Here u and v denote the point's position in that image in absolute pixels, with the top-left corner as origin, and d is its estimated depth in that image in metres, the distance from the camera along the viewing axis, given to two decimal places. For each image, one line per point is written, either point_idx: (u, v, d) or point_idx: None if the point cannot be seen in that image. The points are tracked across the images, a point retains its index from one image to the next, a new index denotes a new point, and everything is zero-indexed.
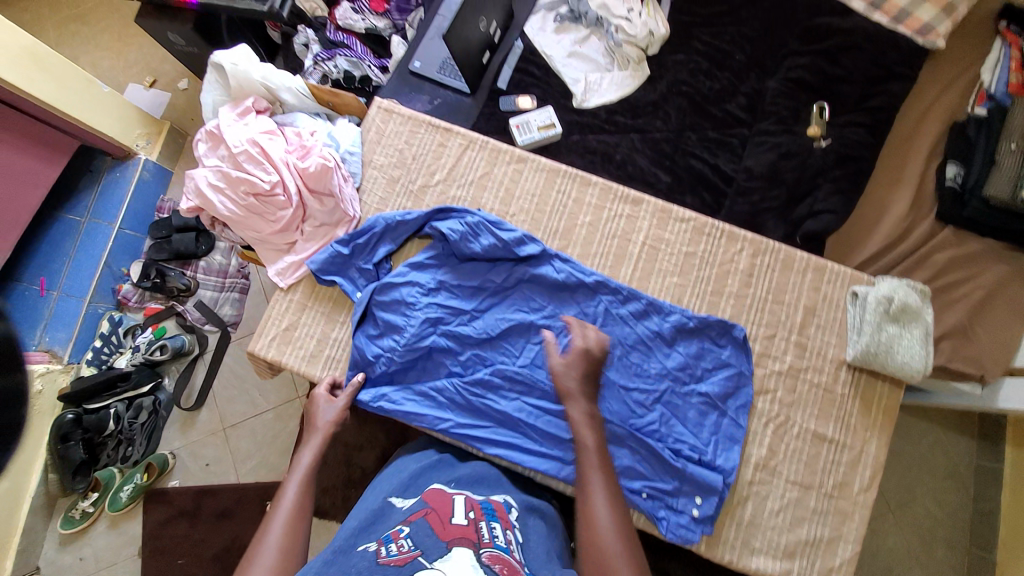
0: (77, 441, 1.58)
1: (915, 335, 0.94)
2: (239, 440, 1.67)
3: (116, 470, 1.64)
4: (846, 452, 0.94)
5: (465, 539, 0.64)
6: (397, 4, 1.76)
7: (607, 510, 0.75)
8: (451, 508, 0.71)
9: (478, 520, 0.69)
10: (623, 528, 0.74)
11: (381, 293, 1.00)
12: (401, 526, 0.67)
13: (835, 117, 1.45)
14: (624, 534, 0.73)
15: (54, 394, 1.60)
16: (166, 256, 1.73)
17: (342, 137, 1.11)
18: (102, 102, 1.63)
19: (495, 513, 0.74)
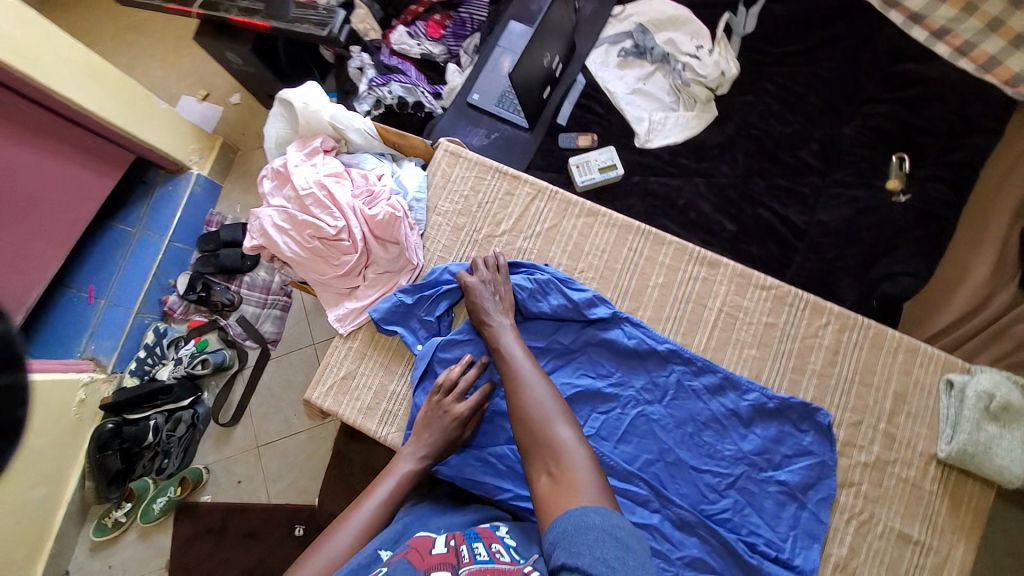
0: (113, 452, 1.52)
1: (1017, 435, 0.86)
2: (270, 460, 1.59)
3: (150, 480, 1.57)
4: (936, 559, 0.87)
5: (444, 564, 0.64)
6: (453, 30, 1.70)
7: (533, 397, 0.82)
8: (430, 543, 0.70)
9: (459, 546, 0.69)
10: (546, 396, 0.82)
11: (443, 349, 0.99)
12: (380, 569, 0.65)
13: (916, 170, 1.36)
14: (548, 402, 0.81)
15: (96, 403, 1.55)
16: (212, 269, 1.68)
17: (409, 183, 1.10)
18: (157, 116, 1.57)
19: (476, 535, 0.72)
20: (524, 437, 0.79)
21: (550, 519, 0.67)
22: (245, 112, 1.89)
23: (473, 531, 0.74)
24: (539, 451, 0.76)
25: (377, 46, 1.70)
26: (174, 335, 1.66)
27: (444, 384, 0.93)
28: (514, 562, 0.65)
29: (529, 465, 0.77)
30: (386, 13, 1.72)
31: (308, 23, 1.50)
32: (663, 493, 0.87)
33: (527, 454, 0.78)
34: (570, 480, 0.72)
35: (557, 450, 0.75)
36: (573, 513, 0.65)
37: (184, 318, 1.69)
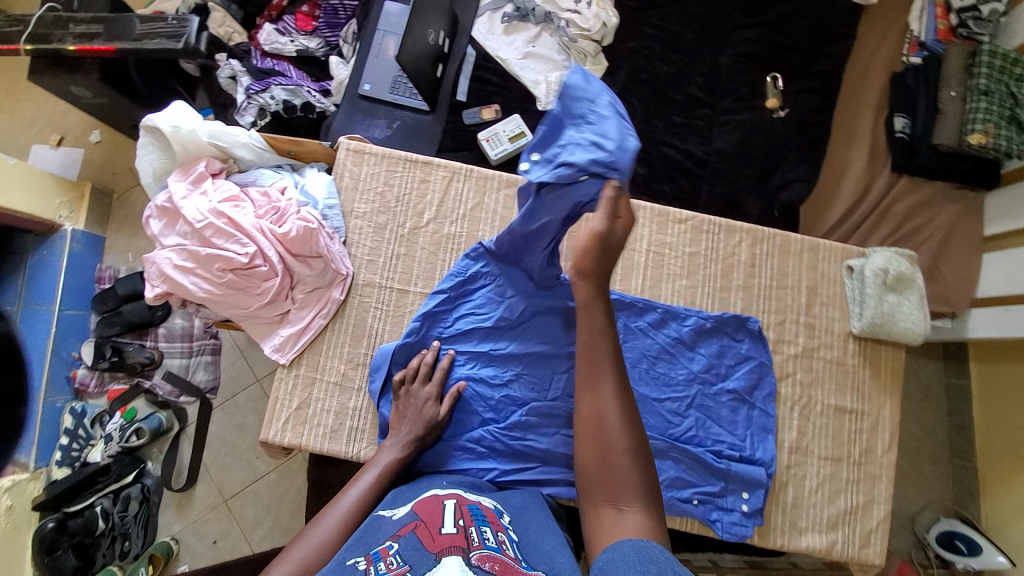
0: (64, 551, 1.36)
1: (911, 300, 1.01)
2: (244, 509, 1.50)
3: (115, 570, 1.41)
4: (865, 419, 1.01)
5: (454, 547, 0.64)
6: (325, 19, 1.59)
7: (614, 419, 0.71)
8: (440, 516, 0.71)
9: (467, 527, 0.69)
10: (627, 414, 0.72)
11: (399, 355, 0.97)
12: (390, 542, 0.67)
13: (789, 86, 1.49)
14: (626, 419, 0.71)
15: (28, 505, 1.38)
16: (118, 329, 1.51)
17: (316, 191, 1.04)
18: (9, 171, 1.37)
19: (484, 517, 0.74)
20: (591, 457, 0.71)
21: (604, 547, 0.64)
22: (110, 148, 1.66)
23: (481, 509, 0.76)
24: (603, 476, 0.69)
25: (245, 50, 1.56)
26: (95, 412, 1.50)
27: (407, 375, 0.93)
28: (518, 560, 0.66)
29: (585, 487, 0.71)
30: (246, 11, 1.62)
31: (160, 37, 1.33)
32: None
33: (582, 465, 0.71)
34: (631, 521, 0.66)
35: (624, 486, 0.68)
36: (631, 543, 0.61)
37: (101, 391, 1.52)
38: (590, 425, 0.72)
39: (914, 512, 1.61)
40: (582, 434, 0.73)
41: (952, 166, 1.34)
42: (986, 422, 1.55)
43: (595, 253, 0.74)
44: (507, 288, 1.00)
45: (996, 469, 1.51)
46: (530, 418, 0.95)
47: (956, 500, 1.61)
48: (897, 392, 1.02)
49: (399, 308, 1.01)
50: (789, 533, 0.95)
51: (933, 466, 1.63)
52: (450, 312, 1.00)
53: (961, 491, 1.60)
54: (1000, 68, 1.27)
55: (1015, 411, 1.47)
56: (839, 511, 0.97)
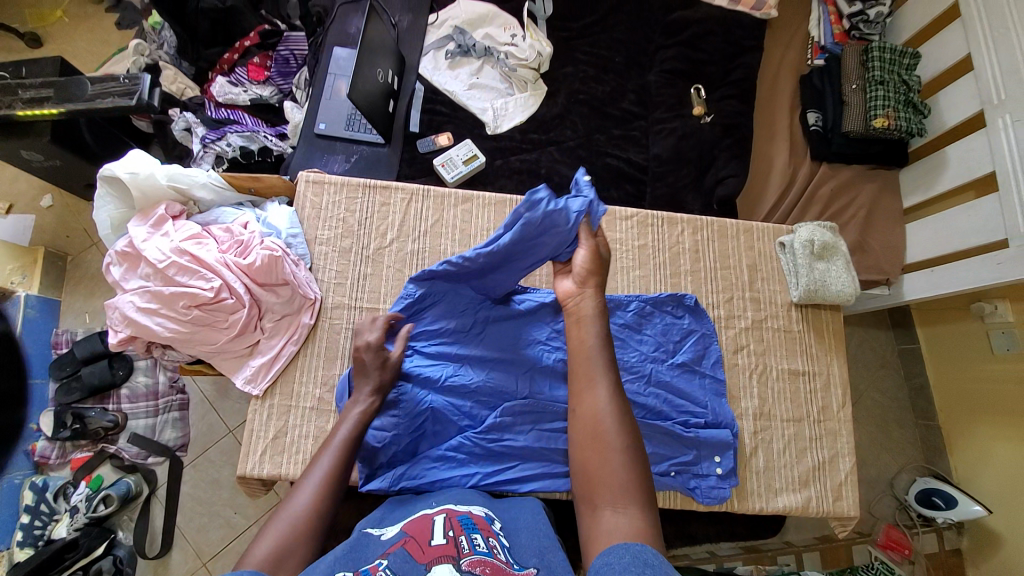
0: None
1: (838, 264, 1.11)
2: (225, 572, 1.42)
3: None
4: (818, 379, 1.09)
5: (445, 556, 0.64)
6: (277, 68, 1.68)
7: (610, 419, 0.73)
8: (429, 531, 0.71)
9: (458, 536, 0.69)
10: (622, 412, 0.74)
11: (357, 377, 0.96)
12: (379, 558, 0.64)
13: (711, 94, 1.65)
14: (621, 416, 0.73)
15: None
16: (79, 395, 1.45)
17: (278, 222, 1.07)
18: None
19: (474, 526, 0.74)
20: (589, 456, 0.72)
21: (600, 549, 0.63)
22: (64, 211, 1.65)
23: (470, 519, 0.75)
24: (600, 476, 0.69)
25: (199, 103, 1.62)
26: (59, 485, 1.41)
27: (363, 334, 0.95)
28: (510, 563, 0.66)
29: (584, 488, 0.71)
30: (199, 69, 1.69)
31: (111, 96, 1.36)
32: None
33: (580, 467, 0.72)
34: (627, 521, 0.65)
35: (620, 486, 0.68)
36: (627, 546, 0.61)
37: (63, 461, 1.45)
38: (588, 423, 0.74)
39: (891, 476, 1.69)
40: (579, 439, 0.74)
41: (862, 151, 1.51)
42: (940, 379, 1.67)
43: (595, 270, 0.88)
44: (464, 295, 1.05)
45: (957, 421, 1.62)
46: (506, 418, 0.97)
47: (926, 458, 1.70)
48: (842, 351, 1.12)
49: None
50: (766, 496, 1.00)
51: (899, 429, 1.73)
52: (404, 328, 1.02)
53: (929, 448, 1.69)
54: (890, 60, 1.45)
55: (963, 364, 1.59)
56: (808, 468, 1.03)
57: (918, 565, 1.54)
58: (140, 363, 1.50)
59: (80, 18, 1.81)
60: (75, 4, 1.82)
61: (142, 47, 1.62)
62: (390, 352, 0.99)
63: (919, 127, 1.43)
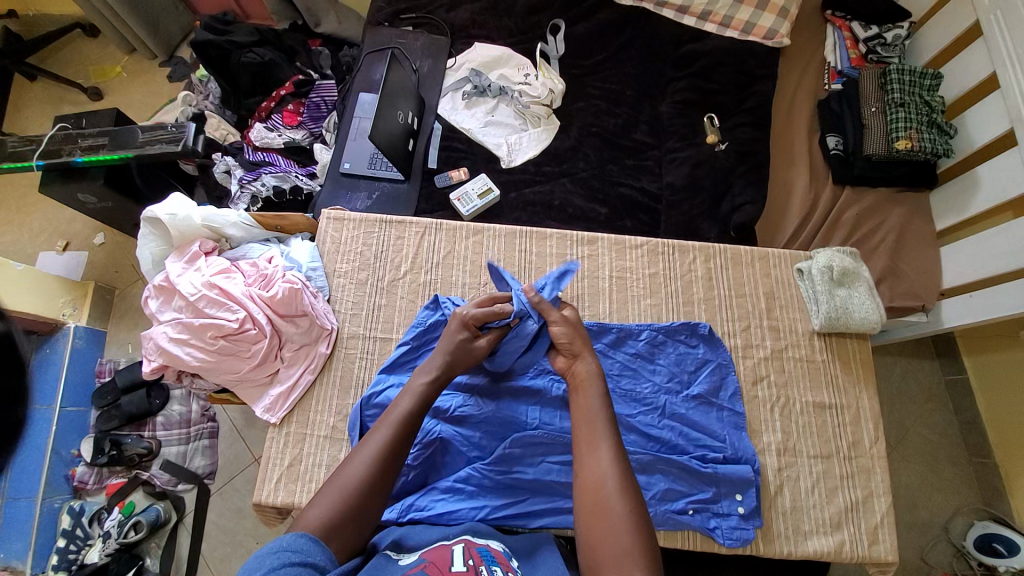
0: None
1: (861, 291, 1.08)
2: None
3: None
4: (846, 412, 1.03)
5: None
6: (309, 113, 1.80)
7: (613, 484, 0.74)
8: (449, 557, 0.71)
9: (477, 565, 0.69)
10: (626, 477, 0.75)
11: (368, 407, 0.99)
12: None
13: (725, 122, 1.66)
14: (625, 481, 0.75)
15: None
16: (117, 422, 1.53)
17: (301, 256, 1.13)
18: (17, 278, 1.47)
19: (493, 558, 0.73)
20: (594, 524, 0.72)
21: None
22: (114, 248, 1.79)
23: (489, 550, 0.74)
24: (604, 543, 0.70)
25: (239, 147, 1.78)
26: (94, 509, 1.48)
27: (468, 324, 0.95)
28: None
29: (588, 557, 0.71)
30: (240, 116, 1.85)
31: (159, 142, 1.51)
32: None
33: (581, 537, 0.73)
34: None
35: (626, 552, 0.68)
36: None
37: (99, 486, 1.51)
38: (590, 491, 0.75)
39: (945, 519, 1.54)
40: (580, 507, 0.75)
41: (886, 173, 1.47)
42: (994, 413, 1.54)
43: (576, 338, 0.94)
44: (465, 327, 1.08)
45: (1016, 459, 1.48)
46: (515, 450, 0.96)
47: (985, 501, 1.55)
48: (871, 382, 1.06)
49: (384, 355, 1.06)
50: (794, 539, 0.94)
51: (952, 468, 1.59)
52: (417, 359, 1.04)
53: (987, 489, 1.54)
54: (911, 81, 1.44)
55: (1017, 396, 1.47)
56: (841, 510, 0.96)
57: None
58: (175, 391, 1.59)
59: (139, 75, 2.02)
60: (133, 63, 2.04)
61: (190, 98, 1.84)
62: (401, 380, 1.01)
63: (945, 148, 1.39)
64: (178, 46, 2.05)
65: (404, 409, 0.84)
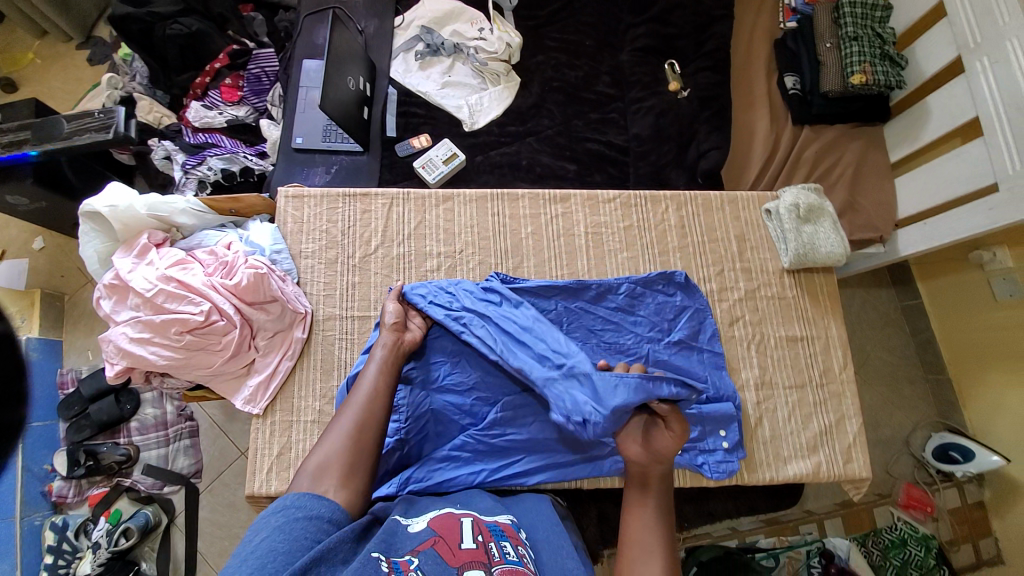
0: None
1: (826, 226, 1.10)
2: None
3: None
4: (817, 343, 1.08)
5: (476, 562, 0.65)
6: (250, 87, 1.69)
7: None
8: (458, 533, 0.71)
9: (486, 542, 0.70)
10: None
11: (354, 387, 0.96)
12: (411, 555, 0.65)
13: (686, 68, 1.64)
14: None
15: None
16: (89, 432, 1.46)
17: (261, 239, 1.06)
18: None
19: (502, 533, 0.74)
20: None
21: None
22: (56, 252, 1.66)
23: (498, 526, 0.75)
24: None
25: (176, 130, 1.64)
26: (78, 522, 1.42)
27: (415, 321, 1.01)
28: None
29: None
30: (173, 95, 1.71)
31: (89, 132, 1.39)
32: None
33: None
34: None
35: None
36: None
37: (80, 499, 1.46)
38: None
39: (907, 434, 1.68)
40: None
41: (844, 109, 1.49)
42: (945, 332, 1.67)
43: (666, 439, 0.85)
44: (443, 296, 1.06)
45: (967, 372, 1.61)
46: (507, 414, 0.98)
47: (940, 413, 1.69)
48: (839, 312, 1.11)
49: (364, 334, 1.03)
50: (775, 465, 1.00)
51: (911, 386, 1.72)
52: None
53: (943, 403, 1.68)
54: (863, 15, 1.45)
55: (968, 314, 1.58)
56: (816, 434, 1.03)
57: (941, 522, 1.54)
58: (146, 395, 1.51)
59: (53, 59, 1.82)
60: (46, 46, 1.82)
61: (115, 81, 1.69)
62: None
63: (898, 79, 1.41)
64: (93, 24, 1.84)
65: (380, 352, 0.89)
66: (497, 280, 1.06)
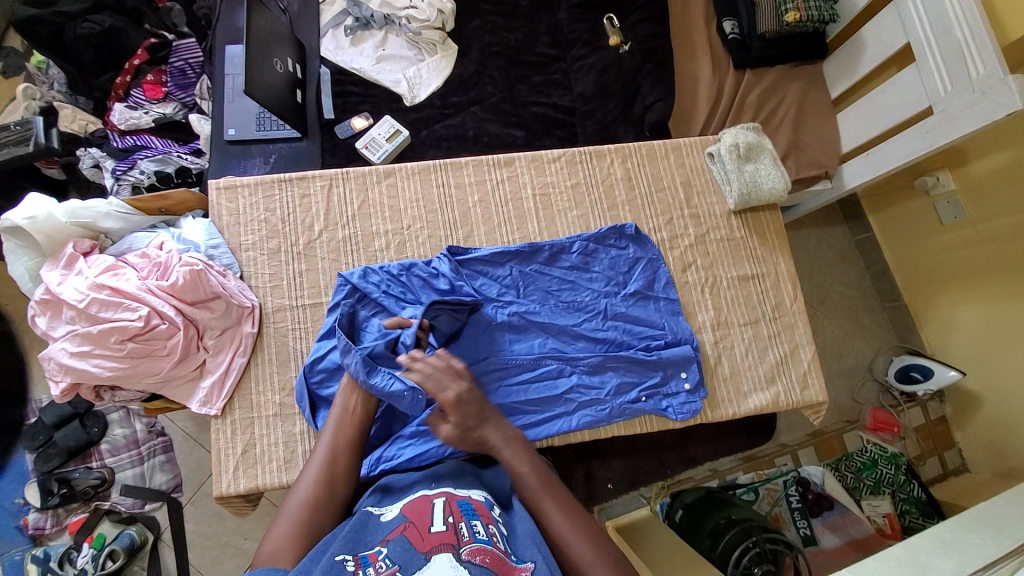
0: None
1: (766, 163, 1.12)
2: None
3: None
4: (767, 279, 1.11)
5: (444, 545, 0.64)
6: (174, 81, 1.58)
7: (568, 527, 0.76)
8: (429, 515, 0.70)
9: (457, 522, 0.69)
10: (576, 517, 0.77)
11: (314, 376, 0.94)
12: (379, 547, 0.65)
13: (625, 21, 1.60)
14: (575, 519, 0.76)
15: None
16: (60, 460, 1.40)
17: (194, 236, 1.01)
18: None
19: (474, 510, 0.73)
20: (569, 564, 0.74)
21: None
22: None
23: (470, 504, 0.74)
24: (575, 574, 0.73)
25: (103, 135, 1.55)
26: (62, 552, 1.36)
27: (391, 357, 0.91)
28: (507, 553, 0.68)
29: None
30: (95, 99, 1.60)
31: (7, 146, 1.33)
32: (568, 356, 1.00)
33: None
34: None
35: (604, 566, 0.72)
36: None
37: (59, 529, 1.41)
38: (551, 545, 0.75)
39: (870, 360, 1.76)
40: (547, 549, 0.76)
41: (784, 47, 1.49)
42: (897, 259, 1.73)
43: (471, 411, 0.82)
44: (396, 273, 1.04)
45: (921, 295, 1.68)
46: None
47: (900, 337, 1.77)
48: (786, 247, 1.14)
49: (318, 322, 1.01)
50: (736, 400, 1.03)
51: (869, 314, 1.80)
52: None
53: (902, 327, 1.75)
54: None
55: (918, 240, 1.64)
56: (772, 365, 1.06)
57: (908, 440, 1.63)
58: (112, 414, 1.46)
59: None
60: None
61: (32, 90, 1.55)
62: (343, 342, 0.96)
63: (831, 14, 1.42)
64: (2, 31, 1.70)
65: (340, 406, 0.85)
66: (448, 252, 1.03)
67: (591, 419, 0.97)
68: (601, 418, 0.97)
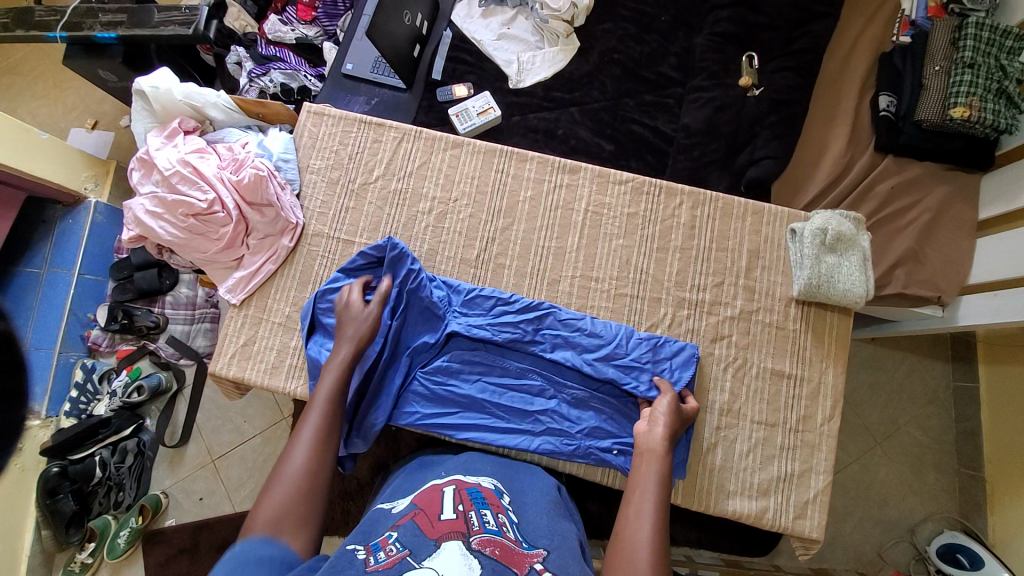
0: (64, 494, 1.42)
1: (852, 260, 0.98)
2: (229, 471, 1.57)
3: (111, 517, 1.49)
4: (805, 385, 0.98)
5: (454, 532, 0.64)
6: (324, 9, 1.70)
7: (643, 548, 0.70)
8: (439, 504, 0.71)
9: (466, 511, 0.69)
10: (658, 543, 0.71)
11: (323, 300, 1.00)
12: (389, 532, 0.66)
13: (765, 65, 1.46)
14: (656, 546, 0.70)
15: (37, 449, 1.47)
16: (131, 295, 1.57)
17: (273, 145, 1.11)
18: (43, 147, 1.47)
19: (483, 500, 0.73)
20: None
21: None
22: None
23: (479, 493, 0.75)
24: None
25: (252, 39, 1.71)
26: (104, 369, 1.57)
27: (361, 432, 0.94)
28: (517, 543, 0.66)
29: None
30: (259, 6, 1.73)
31: (172, 24, 1.50)
32: (555, 379, 0.97)
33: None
34: None
35: None
36: None
37: (111, 350, 1.60)
38: (622, 543, 0.71)
39: (914, 522, 1.49)
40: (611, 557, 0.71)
41: (940, 143, 1.27)
42: (994, 423, 1.44)
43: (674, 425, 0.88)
44: (427, 240, 1.07)
45: (1006, 475, 1.39)
46: (452, 366, 0.98)
47: (963, 512, 1.48)
48: (842, 360, 1.00)
49: (345, 257, 1.06)
50: (715, 495, 0.94)
51: (936, 474, 1.51)
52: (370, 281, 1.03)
53: (969, 502, 1.47)
54: (988, 40, 1.21)
55: None
56: (771, 478, 0.95)
57: None
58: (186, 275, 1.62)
59: None
60: None
61: None
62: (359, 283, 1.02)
63: (1008, 122, 1.20)
64: None
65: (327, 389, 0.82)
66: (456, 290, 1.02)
67: (552, 448, 0.94)
68: (564, 452, 0.94)
